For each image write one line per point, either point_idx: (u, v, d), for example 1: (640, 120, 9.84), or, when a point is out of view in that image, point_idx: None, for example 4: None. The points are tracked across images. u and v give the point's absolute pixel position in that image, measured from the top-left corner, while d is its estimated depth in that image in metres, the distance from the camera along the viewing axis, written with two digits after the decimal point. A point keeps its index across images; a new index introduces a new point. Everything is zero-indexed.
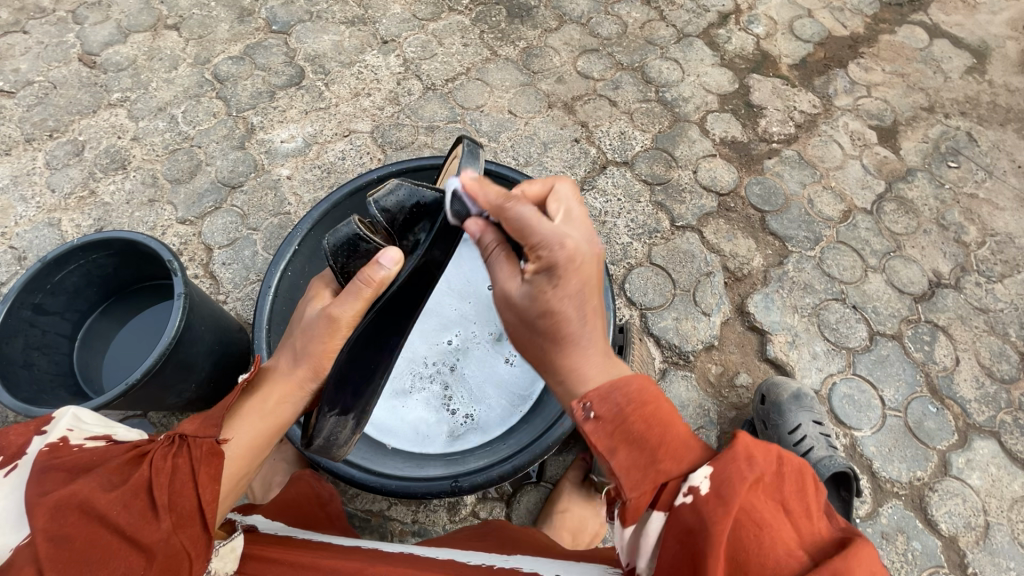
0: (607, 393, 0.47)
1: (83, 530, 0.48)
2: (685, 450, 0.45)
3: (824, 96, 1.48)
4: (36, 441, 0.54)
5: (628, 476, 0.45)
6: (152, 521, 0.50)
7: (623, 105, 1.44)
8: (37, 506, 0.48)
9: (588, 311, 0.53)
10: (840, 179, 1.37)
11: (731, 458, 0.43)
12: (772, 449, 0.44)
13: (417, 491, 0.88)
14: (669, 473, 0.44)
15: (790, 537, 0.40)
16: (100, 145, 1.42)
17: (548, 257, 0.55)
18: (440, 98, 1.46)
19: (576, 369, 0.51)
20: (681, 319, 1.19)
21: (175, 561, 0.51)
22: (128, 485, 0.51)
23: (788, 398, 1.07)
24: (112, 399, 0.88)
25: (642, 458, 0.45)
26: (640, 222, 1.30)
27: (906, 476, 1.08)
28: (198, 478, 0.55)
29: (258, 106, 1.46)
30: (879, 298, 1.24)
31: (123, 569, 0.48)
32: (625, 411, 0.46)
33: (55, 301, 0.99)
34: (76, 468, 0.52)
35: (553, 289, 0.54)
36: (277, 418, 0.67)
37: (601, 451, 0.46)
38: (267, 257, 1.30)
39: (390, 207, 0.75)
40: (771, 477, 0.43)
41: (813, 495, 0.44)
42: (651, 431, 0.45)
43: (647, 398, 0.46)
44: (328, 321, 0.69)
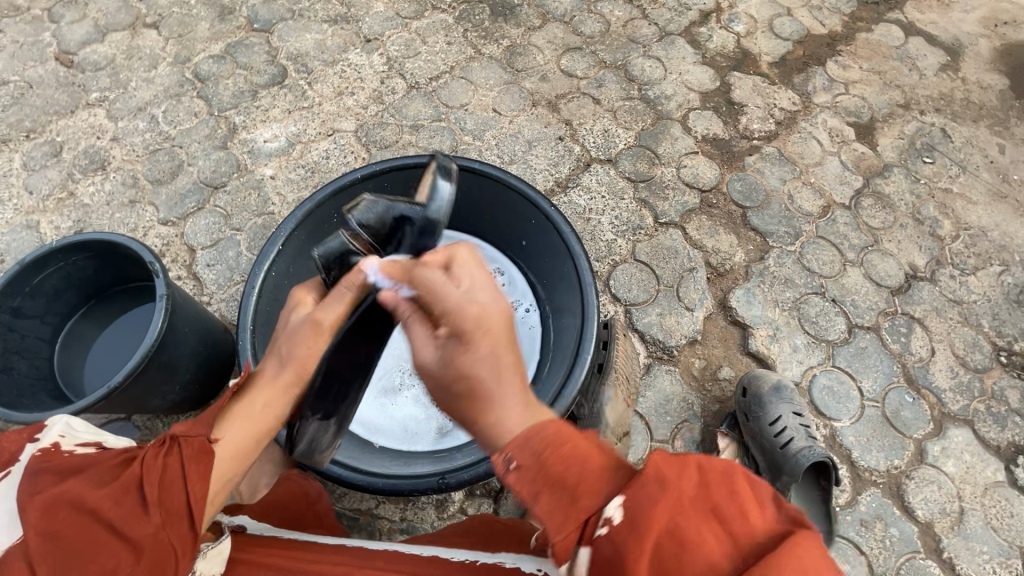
0: (523, 442, 0.47)
1: (74, 527, 0.49)
2: (602, 481, 0.43)
3: (803, 93, 1.50)
4: (29, 445, 0.54)
5: (552, 521, 0.43)
6: (141, 517, 0.51)
7: (607, 103, 1.45)
8: (29, 504, 0.49)
9: (498, 357, 0.52)
10: (819, 175, 1.40)
11: (644, 481, 0.41)
12: (689, 460, 0.43)
13: (404, 488, 0.88)
14: (590, 508, 0.42)
15: (718, 552, 0.38)
16: (78, 146, 1.40)
17: (453, 319, 0.55)
18: (424, 97, 1.46)
19: (495, 421, 0.50)
20: (664, 314, 1.21)
21: (163, 558, 0.52)
22: (118, 483, 0.51)
23: (768, 390, 1.09)
24: (94, 403, 0.88)
25: (563, 498, 0.43)
26: (624, 219, 1.31)
27: (884, 465, 1.11)
28: (189, 475, 0.54)
29: (240, 105, 1.44)
30: (857, 292, 1.26)
31: (112, 565, 0.50)
32: (540, 456, 0.45)
33: (34, 304, 0.98)
34: (67, 468, 0.52)
35: (462, 347, 0.53)
36: (264, 423, 0.63)
37: (527, 500, 0.45)
38: (251, 257, 1.29)
39: (371, 223, 0.76)
40: (693, 488, 0.41)
41: (750, 499, 0.41)
42: (568, 469, 0.44)
43: (559, 441, 0.46)
44: (310, 326, 0.67)
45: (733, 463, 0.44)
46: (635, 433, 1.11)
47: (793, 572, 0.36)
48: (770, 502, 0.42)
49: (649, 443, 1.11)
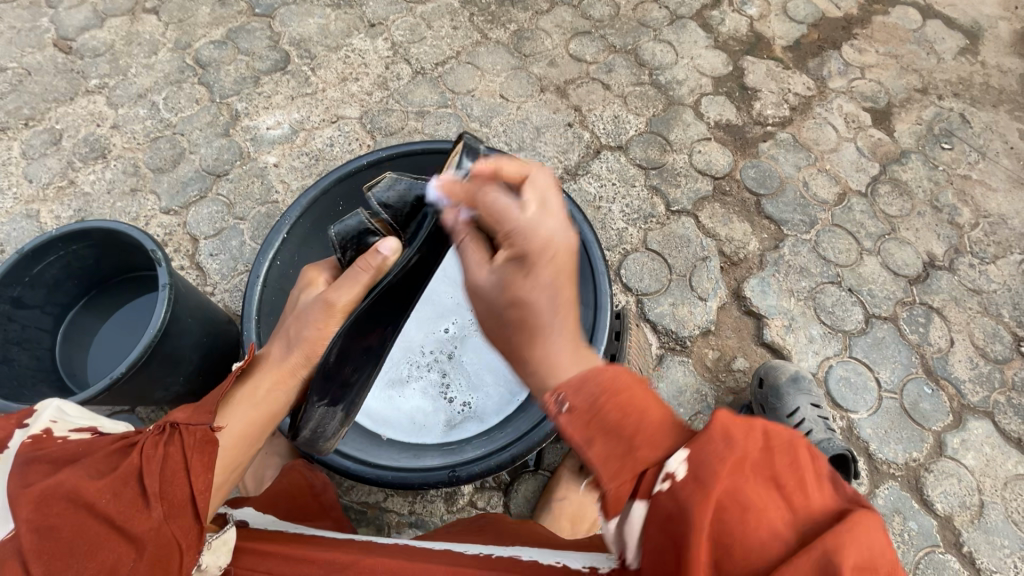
0: (579, 384, 0.43)
1: (71, 520, 0.46)
2: (662, 434, 0.41)
3: (818, 78, 1.47)
4: (18, 433, 0.52)
5: (605, 469, 0.41)
6: (143, 510, 0.49)
7: (617, 88, 1.42)
8: (21, 498, 0.46)
9: (558, 293, 0.47)
10: (835, 162, 1.36)
11: (709, 437, 0.39)
12: (754, 424, 0.40)
13: (413, 481, 0.87)
14: (647, 459, 0.40)
15: (778, 520, 0.36)
16: (78, 134, 1.37)
17: (520, 244, 0.49)
18: (430, 82, 1.42)
19: (544, 361, 0.46)
20: (677, 304, 1.18)
21: (166, 551, 0.50)
22: (118, 473, 0.49)
23: (785, 380, 1.07)
24: (97, 394, 0.86)
25: (619, 446, 0.41)
26: (635, 207, 1.28)
27: (902, 458, 1.09)
28: (192, 466, 0.54)
29: (242, 92, 1.41)
30: (874, 281, 1.23)
31: (112, 561, 0.47)
32: (598, 401, 0.42)
33: (34, 295, 0.96)
34: (60, 460, 0.50)
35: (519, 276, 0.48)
36: (270, 408, 0.66)
37: (575, 445, 0.42)
38: (255, 247, 1.26)
39: (392, 202, 0.73)
40: (757, 454, 0.38)
41: (810, 470, 0.38)
42: (624, 418, 0.41)
43: (618, 386, 0.42)
44: (323, 306, 0.70)
45: (796, 434, 0.40)
46: None
47: (856, 553, 0.34)
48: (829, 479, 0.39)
49: None
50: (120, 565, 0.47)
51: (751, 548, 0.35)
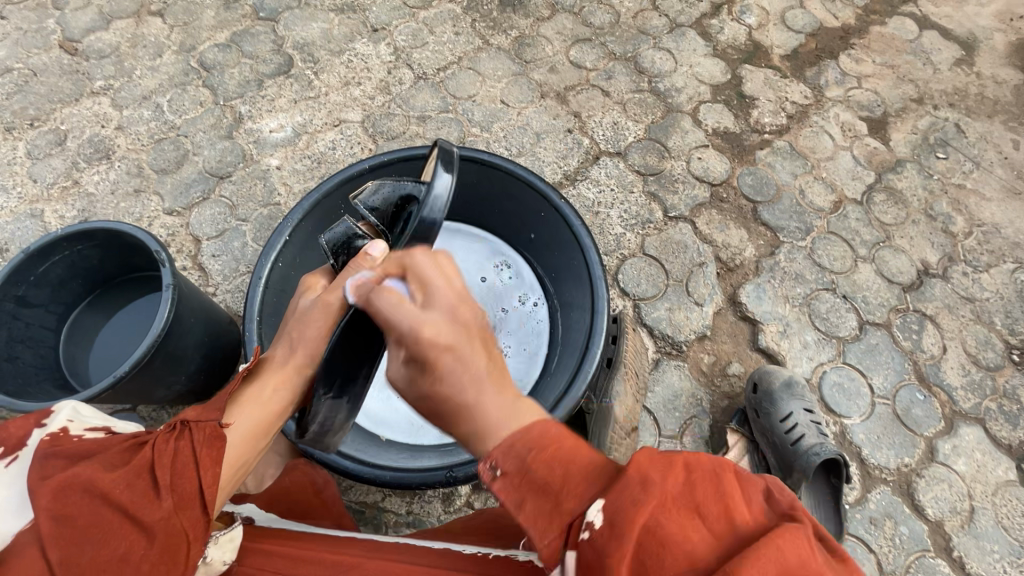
0: (507, 447, 0.43)
1: (84, 510, 0.47)
2: (588, 483, 0.41)
3: (815, 87, 1.48)
4: (37, 429, 0.53)
5: (537, 527, 0.41)
6: (154, 502, 0.50)
7: (616, 95, 1.44)
8: (39, 486, 0.48)
9: (472, 362, 0.46)
10: (831, 170, 1.38)
11: (629, 483, 0.39)
12: (676, 459, 0.40)
13: (412, 481, 0.88)
14: (574, 513, 0.40)
15: (699, 551, 0.37)
16: (83, 135, 1.39)
17: (409, 343, 0.47)
18: (432, 87, 1.44)
19: (477, 426, 0.45)
20: (674, 309, 1.20)
21: (175, 542, 0.51)
22: (132, 466, 0.51)
23: (779, 385, 1.08)
24: (101, 391, 0.87)
25: (547, 504, 0.41)
26: (633, 213, 1.29)
27: (895, 463, 1.10)
28: (201, 461, 0.55)
29: (245, 95, 1.43)
30: (868, 288, 1.25)
31: (122, 550, 0.48)
32: (527, 460, 0.42)
33: (39, 293, 0.97)
34: (77, 454, 0.51)
35: (426, 366, 0.46)
36: (276, 405, 0.67)
37: (506, 507, 0.42)
38: (257, 248, 1.28)
39: (378, 206, 0.80)
40: (679, 487, 0.39)
41: (735, 494, 0.39)
42: (552, 474, 0.41)
43: (545, 443, 0.42)
44: (321, 304, 0.72)
45: (721, 458, 0.41)
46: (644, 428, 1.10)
47: (767, 567, 0.35)
48: (759, 498, 0.40)
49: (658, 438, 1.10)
50: (130, 554, 0.49)
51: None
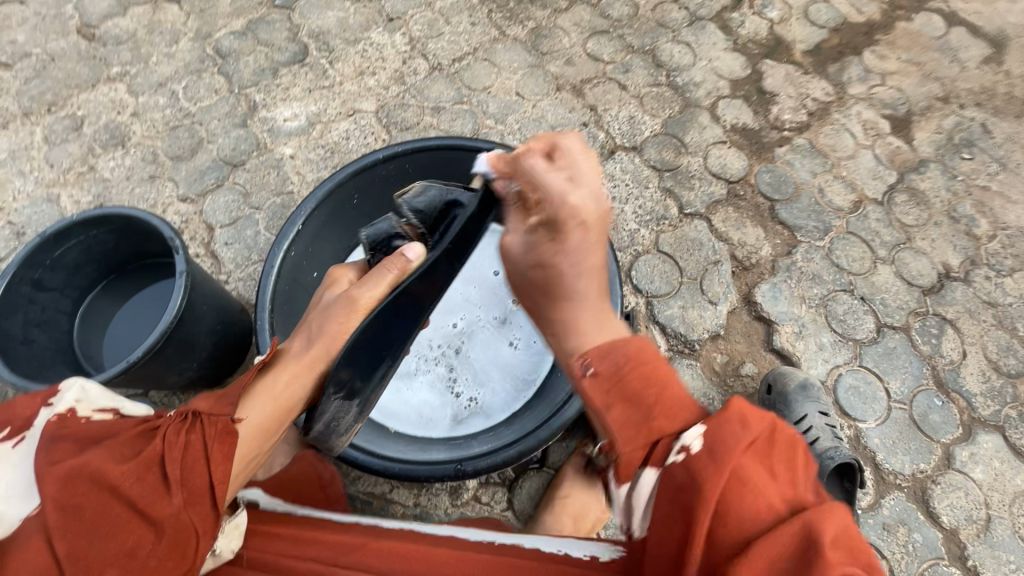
0: (605, 353, 0.52)
1: (94, 502, 0.48)
2: (678, 410, 0.48)
3: (837, 83, 1.45)
4: (45, 410, 0.54)
5: (623, 432, 0.48)
6: (163, 496, 0.50)
7: (633, 89, 1.41)
8: (48, 476, 0.48)
9: (580, 252, 0.63)
10: (851, 169, 1.35)
11: (722, 417, 0.45)
12: (766, 416, 0.46)
13: (420, 474, 0.87)
14: (667, 429, 0.47)
15: (771, 496, 0.41)
16: (99, 120, 1.39)
17: (549, 208, 0.63)
18: (447, 78, 1.43)
19: (571, 324, 0.59)
20: (687, 307, 1.18)
21: (183, 537, 0.51)
22: (141, 458, 0.51)
23: (794, 388, 1.06)
24: (114, 376, 0.88)
25: (639, 415, 0.48)
26: (648, 209, 1.28)
27: (910, 469, 1.08)
28: (212, 455, 0.55)
29: (260, 83, 1.43)
30: (887, 291, 1.22)
31: (130, 543, 0.48)
32: (625, 372, 0.50)
33: (55, 277, 0.98)
34: (88, 440, 0.52)
35: (557, 253, 0.63)
36: (289, 400, 0.68)
37: (602, 405, 0.50)
38: (270, 237, 1.28)
39: (421, 207, 0.78)
40: (764, 438, 0.45)
41: (806, 472, 0.44)
42: (648, 390, 0.49)
43: (644, 361, 0.51)
44: (347, 302, 0.74)
45: (797, 436, 0.47)
46: None
47: (836, 529, 0.39)
48: (832, 486, 0.45)
49: None
50: (137, 548, 0.48)
51: (750, 514, 0.40)
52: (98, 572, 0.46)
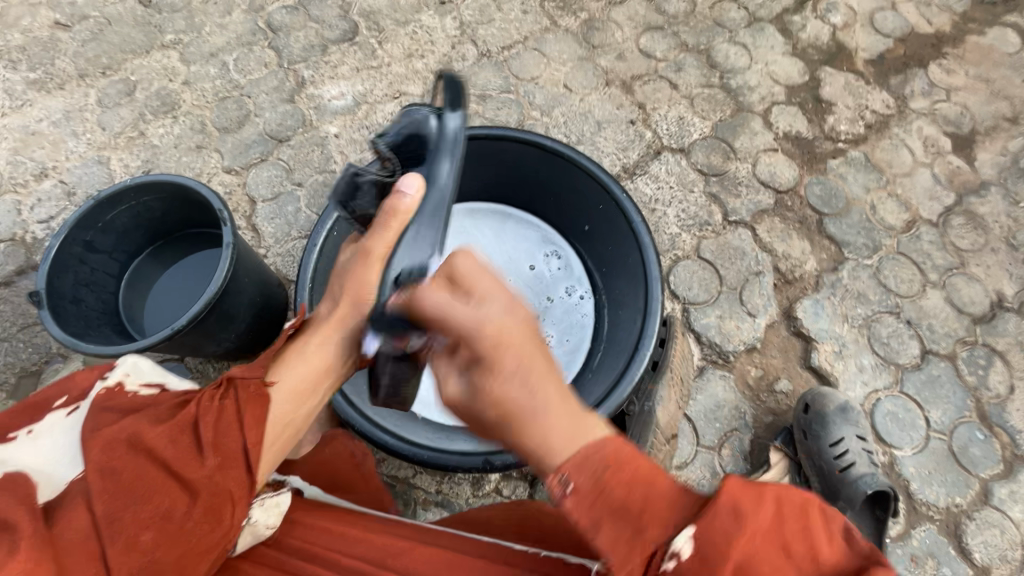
0: (583, 459, 0.45)
1: (130, 463, 0.48)
2: (671, 508, 0.45)
3: (899, 96, 1.39)
4: (97, 381, 0.56)
5: (617, 552, 0.45)
6: (196, 460, 0.50)
7: (684, 89, 1.38)
8: (91, 439, 0.49)
9: (541, 386, 0.47)
10: (907, 187, 1.30)
11: (720, 510, 0.44)
12: (763, 491, 0.45)
13: (448, 462, 0.87)
14: (658, 539, 0.45)
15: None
16: (151, 87, 1.41)
17: (472, 342, 0.48)
18: (495, 66, 1.41)
19: (540, 443, 0.46)
20: (724, 317, 1.15)
21: (219, 501, 0.51)
22: (176, 422, 0.51)
23: (834, 410, 1.03)
24: (159, 341, 0.90)
25: (628, 528, 0.45)
26: (691, 213, 1.25)
27: (944, 501, 1.05)
28: (245, 419, 0.54)
29: (309, 59, 1.43)
30: (935, 316, 1.18)
31: (166, 506, 0.49)
32: (603, 476, 0.45)
33: (105, 240, 0.99)
34: (128, 408, 0.53)
35: (497, 377, 0.47)
36: (325, 362, 0.64)
37: (585, 529, 0.46)
38: (310, 214, 1.29)
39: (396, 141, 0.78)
40: (769, 520, 0.44)
41: (820, 533, 0.44)
42: (632, 495, 0.45)
43: (624, 459, 0.46)
44: (360, 254, 0.68)
45: (806, 494, 0.46)
46: (682, 435, 1.07)
47: None
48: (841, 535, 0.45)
49: (695, 447, 1.06)
50: (173, 511, 0.49)
51: None
52: (134, 535, 0.47)
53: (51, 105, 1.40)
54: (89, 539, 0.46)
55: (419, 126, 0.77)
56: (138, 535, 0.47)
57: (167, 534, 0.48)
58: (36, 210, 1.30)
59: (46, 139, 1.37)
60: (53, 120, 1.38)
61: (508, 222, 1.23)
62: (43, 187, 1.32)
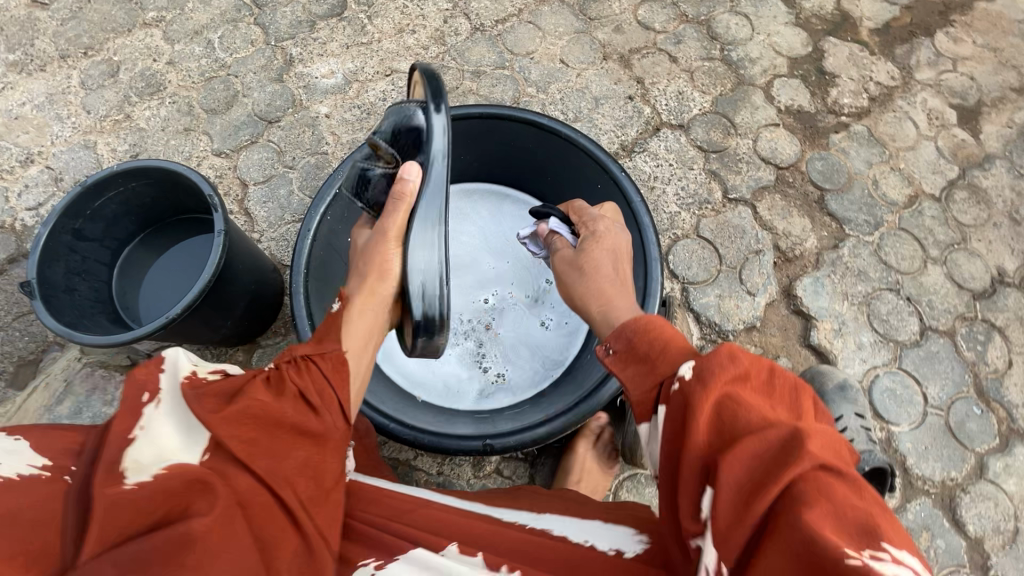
0: (621, 332, 0.57)
1: (264, 431, 0.50)
2: (678, 355, 0.51)
3: (904, 67, 1.36)
4: (165, 374, 0.50)
5: (636, 387, 0.53)
6: (314, 417, 0.54)
7: (684, 62, 1.34)
8: (214, 422, 0.48)
9: (610, 292, 0.70)
10: (910, 161, 1.28)
11: (715, 356, 0.47)
12: (764, 363, 0.48)
13: (448, 446, 0.87)
14: (666, 372, 0.50)
15: (770, 433, 0.41)
16: (135, 68, 1.37)
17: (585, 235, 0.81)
18: (489, 40, 1.36)
19: (607, 309, 0.68)
20: (724, 296, 1.14)
21: (337, 446, 0.56)
22: (284, 392, 0.53)
23: (833, 388, 1.04)
24: (154, 331, 0.89)
25: (646, 369, 0.53)
26: (690, 191, 1.23)
27: (940, 475, 1.06)
28: (338, 381, 0.58)
29: (297, 36, 1.38)
30: (936, 292, 1.17)
31: (304, 457, 0.52)
32: (634, 340, 0.55)
33: (95, 228, 0.98)
34: (225, 391, 0.50)
35: (594, 242, 0.77)
36: (372, 323, 0.70)
37: (615, 372, 0.55)
38: (303, 198, 1.26)
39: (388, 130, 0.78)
40: (759, 380, 0.47)
41: (808, 409, 0.45)
42: (653, 346, 0.53)
43: (656, 326, 0.55)
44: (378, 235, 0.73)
45: (801, 380, 0.47)
46: None
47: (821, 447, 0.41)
48: (830, 433, 0.45)
49: None
50: (311, 459, 0.53)
51: (742, 436, 0.42)
52: (291, 481, 0.51)
53: (33, 88, 1.36)
54: (260, 494, 0.49)
55: (407, 120, 0.75)
56: (295, 479, 0.51)
57: (313, 478, 0.53)
58: (23, 196, 1.28)
59: (30, 123, 1.33)
60: (36, 103, 1.34)
61: (506, 203, 1.21)
62: (30, 172, 1.29)
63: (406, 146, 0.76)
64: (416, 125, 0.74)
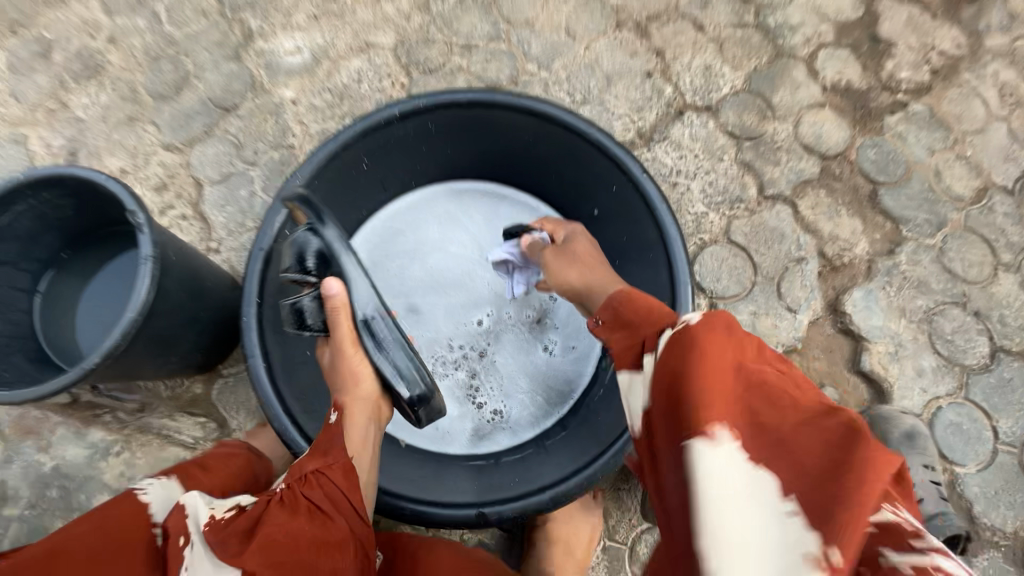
0: (607, 304, 0.65)
1: (286, 550, 0.57)
2: (665, 318, 0.57)
3: (973, 32, 1.14)
4: (190, 521, 0.60)
5: (620, 349, 0.59)
6: (332, 522, 0.61)
7: (712, 30, 1.13)
8: (236, 558, 0.55)
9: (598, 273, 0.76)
10: (979, 147, 1.09)
11: (715, 322, 0.50)
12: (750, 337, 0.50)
13: (436, 519, 0.69)
14: (649, 333, 0.56)
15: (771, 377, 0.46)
16: (69, 46, 1.18)
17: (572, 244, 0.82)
18: (481, 7, 1.15)
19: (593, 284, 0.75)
20: (759, 314, 0.97)
21: (359, 546, 0.63)
22: (297, 509, 0.60)
23: (898, 436, 0.88)
24: (69, 384, 0.69)
25: (635, 331, 0.58)
26: (720, 187, 1.05)
27: (1009, 524, 0.91)
28: (347, 484, 0.65)
29: (256, 5, 1.18)
30: (1007, 306, 1.00)
31: (331, 564, 0.58)
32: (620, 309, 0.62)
33: (4, 250, 0.80)
34: (241, 530, 0.58)
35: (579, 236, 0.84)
36: (368, 416, 0.73)
37: (604, 338, 0.62)
38: (267, 199, 1.09)
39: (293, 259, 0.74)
40: (750, 351, 0.49)
41: (802, 385, 0.46)
42: (637, 313, 0.60)
43: (641, 298, 0.62)
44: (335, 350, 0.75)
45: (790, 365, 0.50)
46: None
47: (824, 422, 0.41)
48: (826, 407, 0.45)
49: None
50: (337, 564, 0.59)
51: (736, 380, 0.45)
52: None
53: None
54: None
55: (305, 246, 0.74)
56: None
57: None
58: None
59: None
60: None
61: (502, 206, 1.02)
62: None
63: (321, 270, 0.75)
64: (317, 248, 0.74)
